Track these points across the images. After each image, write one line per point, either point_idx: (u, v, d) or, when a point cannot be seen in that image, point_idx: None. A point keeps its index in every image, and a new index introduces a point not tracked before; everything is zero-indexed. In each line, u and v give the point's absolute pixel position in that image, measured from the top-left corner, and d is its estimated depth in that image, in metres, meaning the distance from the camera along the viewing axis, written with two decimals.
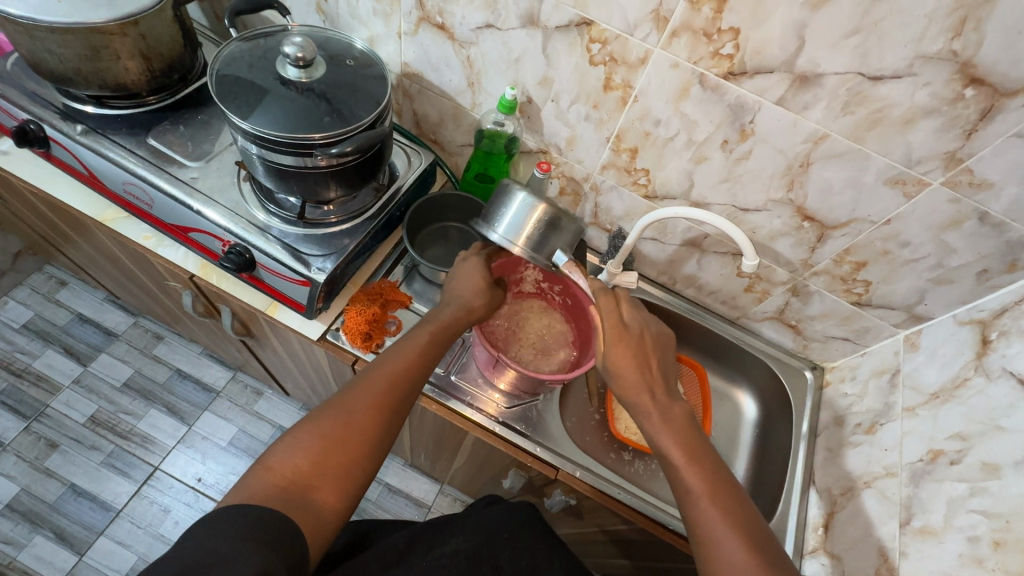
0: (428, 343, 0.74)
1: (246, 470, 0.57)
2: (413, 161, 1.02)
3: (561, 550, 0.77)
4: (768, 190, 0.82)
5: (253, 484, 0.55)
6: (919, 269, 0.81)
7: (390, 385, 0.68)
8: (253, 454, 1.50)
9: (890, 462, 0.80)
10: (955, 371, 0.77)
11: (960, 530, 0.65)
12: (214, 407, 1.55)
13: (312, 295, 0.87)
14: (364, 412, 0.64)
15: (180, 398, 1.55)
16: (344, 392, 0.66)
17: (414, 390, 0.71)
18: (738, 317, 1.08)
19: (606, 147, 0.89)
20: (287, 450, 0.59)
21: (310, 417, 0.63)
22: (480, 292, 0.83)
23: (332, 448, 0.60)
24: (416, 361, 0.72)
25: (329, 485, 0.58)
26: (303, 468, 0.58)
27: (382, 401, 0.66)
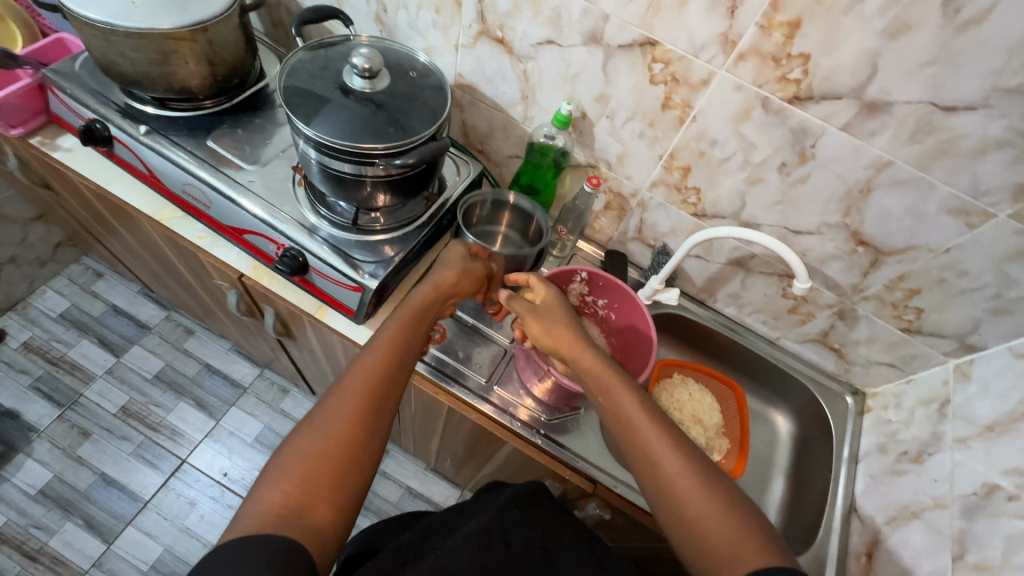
0: (396, 338, 0.74)
1: (237, 511, 0.56)
2: (462, 171, 1.03)
3: (569, 523, 0.76)
4: (823, 214, 0.82)
5: (246, 519, 0.54)
6: (976, 299, 0.80)
7: (367, 385, 0.67)
8: None
9: (939, 493, 0.79)
10: (1012, 404, 0.76)
11: (1021, 569, 0.64)
12: (242, 403, 1.57)
13: (363, 301, 0.88)
14: (342, 419, 0.63)
15: (209, 393, 1.57)
16: (319, 408, 0.65)
17: (394, 386, 0.70)
18: (778, 338, 1.08)
19: (657, 164, 0.90)
20: (274, 479, 0.58)
21: (293, 438, 0.62)
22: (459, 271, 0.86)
23: (318, 464, 0.59)
24: (389, 358, 0.71)
25: (321, 503, 0.57)
26: (292, 494, 0.56)
27: (359, 405, 0.65)
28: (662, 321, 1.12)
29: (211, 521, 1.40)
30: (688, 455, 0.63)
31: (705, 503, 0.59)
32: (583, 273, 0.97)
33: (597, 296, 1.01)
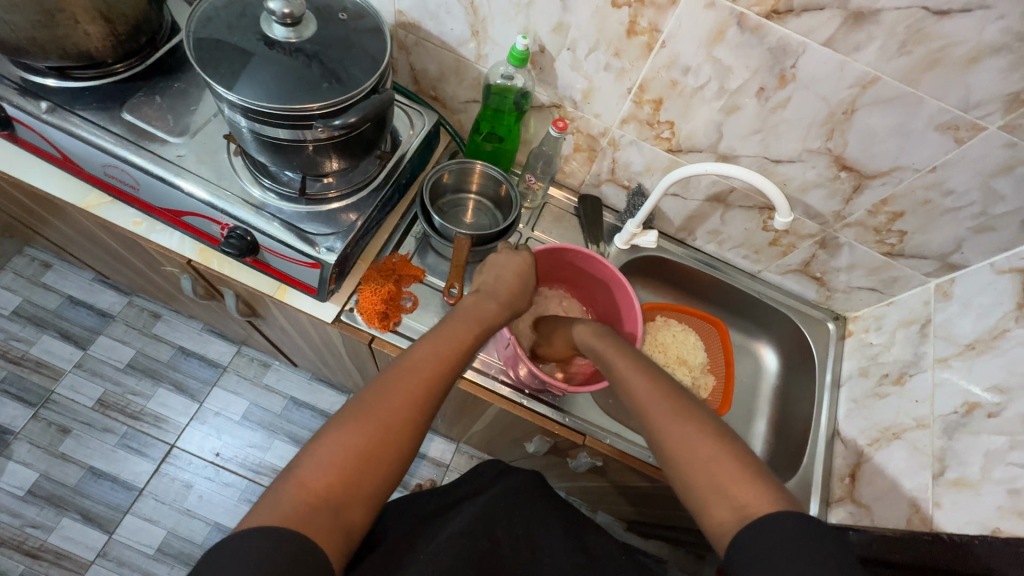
0: (448, 342, 0.70)
1: (272, 487, 0.54)
2: (416, 123, 0.94)
3: (558, 520, 0.76)
4: (805, 139, 0.76)
5: (280, 505, 0.52)
6: (960, 217, 0.77)
7: (426, 380, 0.64)
8: (270, 427, 1.50)
9: (920, 413, 0.80)
10: (993, 321, 0.75)
11: (1000, 483, 0.65)
12: (223, 382, 1.53)
13: (324, 277, 0.82)
14: (385, 415, 0.60)
15: (187, 376, 1.52)
16: (360, 398, 0.62)
17: (449, 386, 0.67)
18: (758, 270, 1.06)
19: (627, 99, 0.83)
20: (314, 463, 0.55)
21: (333, 424, 0.59)
22: (514, 287, 0.81)
23: (366, 461, 0.57)
24: (440, 365, 0.66)
25: (356, 502, 0.55)
26: (335, 485, 0.55)
27: (413, 405, 0.62)
28: (641, 265, 1.09)
29: (210, 501, 1.40)
30: (684, 417, 0.59)
31: (687, 440, 0.56)
32: (577, 255, 0.92)
33: (592, 282, 0.97)
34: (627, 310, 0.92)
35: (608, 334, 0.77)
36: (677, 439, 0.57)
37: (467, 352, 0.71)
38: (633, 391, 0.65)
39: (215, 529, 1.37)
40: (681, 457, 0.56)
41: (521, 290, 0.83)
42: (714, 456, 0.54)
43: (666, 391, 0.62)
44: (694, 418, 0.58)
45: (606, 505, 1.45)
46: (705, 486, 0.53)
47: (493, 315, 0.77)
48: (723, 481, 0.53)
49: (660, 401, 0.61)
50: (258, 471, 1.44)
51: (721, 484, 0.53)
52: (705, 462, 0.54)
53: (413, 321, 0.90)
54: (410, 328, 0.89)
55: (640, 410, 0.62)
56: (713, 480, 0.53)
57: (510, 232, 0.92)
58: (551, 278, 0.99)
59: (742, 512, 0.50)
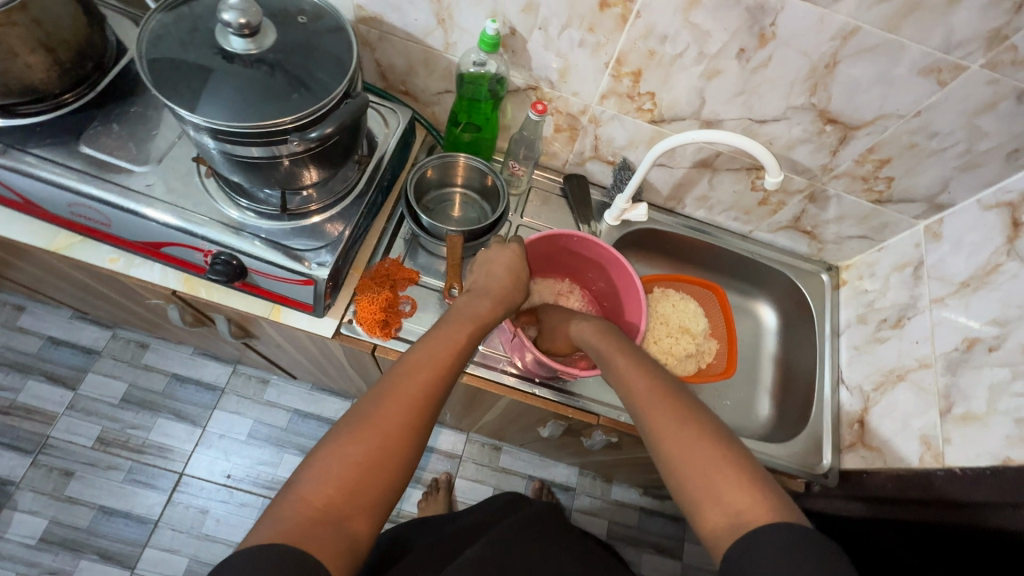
0: (444, 346, 0.68)
1: (273, 501, 0.54)
2: (390, 121, 0.91)
3: (565, 546, 0.77)
4: (788, 97, 0.76)
5: (281, 521, 0.52)
6: (946, 158, 0.78)
7: (425, 385, 0.63)
8: (278, 442, 1.49)
9: (923, 353, 0.82)
10: (986, 258, 0.77)
11: (1007, 414, 0.67)
12: (223, 404, 1.51)
13: (319, 292, 0.80)
14: (381, 424, 0.59)
15: (186, 402, 1.50)
16: (355, 408, 0.61)
17: (447, 391, 0.66)
18: (749, 231, 1.07)
19: (605, 73, 0.81)
20: (312, 477, 0.55)
21: (331, 435, 0.58)
22: (510, 281, 0.80)
23: (365, 471, 0.56)
24: (436, 370, 0.65)
25: (359, 513, 0.55)
26: (336, 497, 0.54)
27: (410, 413, 0.61)
28: (633, 239, 1.09)
29: (228, 522, 1.39)
30: (685, 419, 0.58)
31: (685, 442, 0.56)
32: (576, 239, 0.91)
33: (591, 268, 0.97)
34: (628, 291, 0.92)
35: (617, 335, 0.76)
36: (676, 442, 0.56)
37: (464, 353, 0.70)
38: (637, 394, 0.64)
39: None
40: (679, 459, 0.56)
41: (515, 284, 0.81)
42: (712, 465, 0.54)
43: (668, 396, 0.61)
44: (695, 419, 0.58)
45: (621, 474, 1.48)
46: (700, 490, 0.53)
47: (489, 313, 0.76)
48: (721, 487, 0.52)
49: (661, 403, 0.61)
50: (273, 487, 1.44)
51: (718, 489, 0.52)
52: (701, 472, 0.54)
53: (415, 324, 0.88)
54: (412, 332, 0.88)
55: (642, 410, 0.62)
56: (709, 488, 0.53)
57: (499, 222, 0.90)
58: (547, 266, 0.99)
59: (740, 520, 0.50)
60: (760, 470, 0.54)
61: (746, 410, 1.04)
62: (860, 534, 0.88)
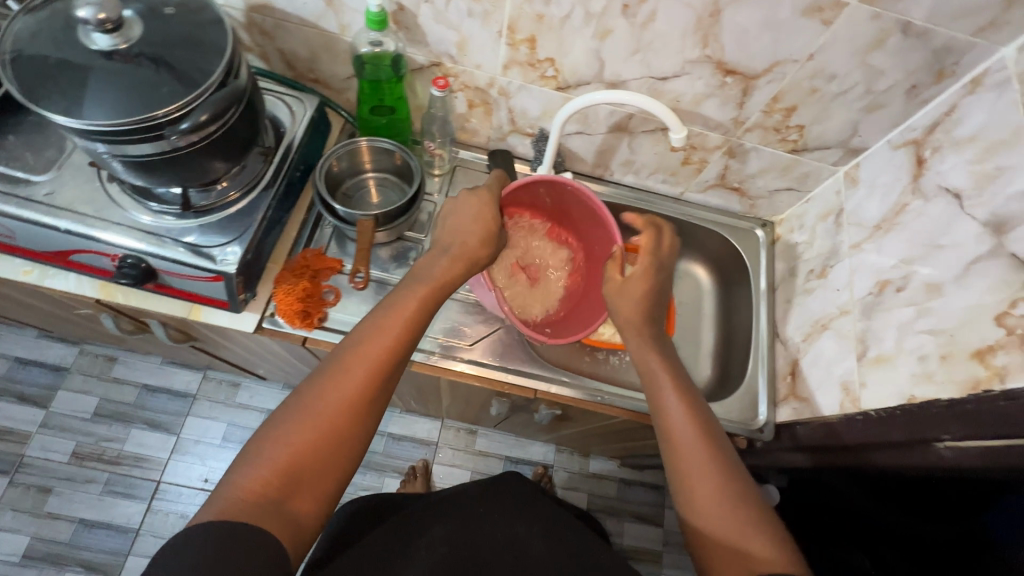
0: (403, 318, 0.65)
1: (219, 481, 0.53)
2: (297, 111, 0.90)
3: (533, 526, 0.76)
4: (682, 51, 0.74)
5: (226, 499, 0.51)
6: (849, 100, 0.77)
7: (375, 365, 0.61)
8: None
9: (843, 300, 0.82)
10: (895, 198, 0.76)
11: (912, 352, 0.67)
12: (196, 410, 1.52)
13: (231, 289, 0.79)
14: (335, 406, 0.57)
15: (158, 411, 1.51)
16: (309, 386, 0.59)
17: (402, 364, 0.64)
18: (680, 193, 1.06)
19: (500, 42, 0.80)
20: (260, 457, 0.54)
21: (283, 415, 0.56)
22: (483, 237, 0.75)
23: (314, 451, 0.55)
24: (392, 346, 0.62)
25: (307, 491, 0.54)
26: (282, 477, 0.53)
27: (362, 391, 0.59)
28: None
29: None
30: (717, 468, 0.61)
31: (720, 495, 0.59)
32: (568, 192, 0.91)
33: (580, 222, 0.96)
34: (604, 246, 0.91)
35: (665, 345, 0.76)
36: (711, 491, 0.60)
37: (419, 324, 0.66)
38: (672, 424, 0.66)
39: None
40: (712, 505, 0.59)
41: (487, 231, 0.76)
42: (739, 522, 0.57)
43: (710, 441, 0.64)
44: (735, 475, 0.61)
45: (590, 447, 1.49)
46: (726, 545, 0.57)
47: (446, 273, 0.72)
48: (745, 544, 0.56)
49: (700, 445, 0.63)
50: None
51: (744, 548, 0.56)
52: (727, 524, 0.57)
53: (340, 313, 0.89)
54: (337, 322, 0.88)
55: (676, 447, 0.64)
56: (736, 543, 0.56)
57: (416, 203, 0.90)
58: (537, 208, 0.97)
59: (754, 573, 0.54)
60: (781, 535, 0.58)
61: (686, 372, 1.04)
62: (814, 481, 0.93)
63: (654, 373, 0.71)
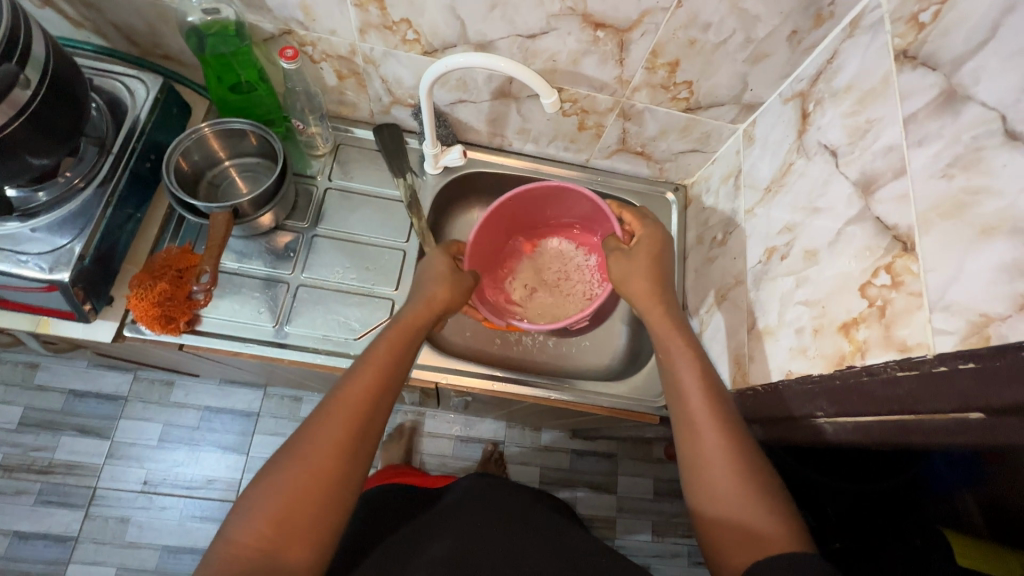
0: (380, 357, 0.62)
1: (210, 547, 0.50)
2: (138, 92, 0.80)
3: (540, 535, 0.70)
4: (541, 4, 0.66)
5: (215, 564, 0.48)
6: (732, 52, 0.70)
7: (363, 399, 0.58)
8: (193, 441, 1.33)
9: (739, 269, 0.77)
10: (783, 158, 0.70)
11: (791, 324, 0.62)
12: (127, 413, 1.32)
13: (69, 298, 0.72)
14: (318, 453, 0.53)
15: (88, 417, 1.31)
16: (295, 436, 0.55)
17: (386, 404, 0.60)
18: (585, 160, 0.99)
19: (346, 4, 0.71)
20: (248, 515, 0.51)
21: (270, 468, 0.53)
22: (445, 281, 0.73)
23: (298, 503, 0.51)
24: (370, 387, 0.59)
25: (298, 543, 0.50)
26: (270, 533, 0.49)
27: (343, 434, 0.55)
28: (466, 185, 1.01)
29: (150, 527, 1.26)
30: (731, 453, 0.55)
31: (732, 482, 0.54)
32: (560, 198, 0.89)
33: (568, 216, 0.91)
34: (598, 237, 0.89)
35: (678, 313, 0.68)
36: (723, 478, 0.54)
37: (399, 365, 0.63)
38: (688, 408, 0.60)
39: (166, 552, 1.25)
40: (721, 497, 0.54)
41: (457, 281, 0.74)
42: (754, 503, 0.52)
43: (728, 424, 0.58)
44: (747, 462, 0.55)
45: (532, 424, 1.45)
46: (738, 539, 0.51)
47: (420, 314, 0.68)
48: (758, 537, 0.50)
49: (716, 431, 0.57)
50: (193, 487, 1.30)
51: (756, 540, 0.50)
52: (739, 508, 0.52)
53: (213, 314, 0.83)
54: (211, 323, 0.83)
55: (690, 428, 0.59)
56: (753, 538, 0.50)
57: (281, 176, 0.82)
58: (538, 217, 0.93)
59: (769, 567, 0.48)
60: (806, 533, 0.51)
61: (601, 348, 1.00)
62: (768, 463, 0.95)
63: (670, 343, 0.65)
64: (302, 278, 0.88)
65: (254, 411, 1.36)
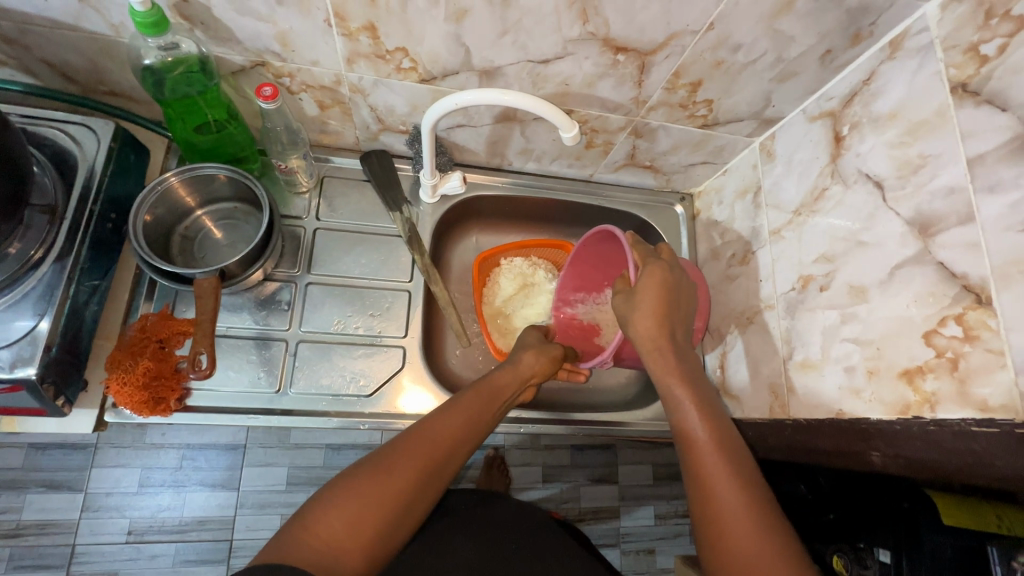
0: (474, 402, 0.62)
1: (281, 529, 0.47)
2: (89, 143, 0.69)
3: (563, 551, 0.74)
4: (559, 30, 0.60)
5: (283, 547, 0.45)
6: (759, 71, 0.65)
7: (452, 437, 0.57)
8: (180, 483, 1.11)
9: (766, 293, 0.75)
10: (813, 181, 0.67)
11: (838, 362, 0.61)
12: (100, 460, 1.09)
13: (38, 396, 0.62)
14: (403, 472, 0.51)
15: (54, 470, 1.07)
16: (378, 452, 0.54)
17: (466, 451, 0.58)
18: (590, 174, 0.94)
19: (333, 33, 0.61)
20: (328, 509, 0.48)
21: (353, 471, 0.51)
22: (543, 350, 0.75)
23: (371, 514, 0.48)
24: (459, 430, 0.58)
25: (358, 549, 0.47)
26: (340, 535, 0.47)
27: (427, 468, 0.53)
28: (464, 209, 0.94)
29: None
30: (742, 499, 0.55)
31: (744, 530, 0.53)
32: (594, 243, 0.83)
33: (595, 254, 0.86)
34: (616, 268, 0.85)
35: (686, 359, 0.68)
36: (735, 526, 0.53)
37: (486, 420, 0.62)
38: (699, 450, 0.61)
39: None
40: (733, 544, 0.53)
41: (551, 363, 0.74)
42: (770, 560, 0.50)
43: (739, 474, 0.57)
44: (761, 510, 0.54)
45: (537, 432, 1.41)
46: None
47: (512, 370, 0.70)
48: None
49: (730, 480, 0.57)
50: (185, 530, 1.10)
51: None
52: (752, 552, 0.51)
53: (205, 385, 0.75)
54: (204, 396, 0.74)
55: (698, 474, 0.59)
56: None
57: (269, 224, 0.73)
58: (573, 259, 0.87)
59: None
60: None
61: (617, 369, 0.98)
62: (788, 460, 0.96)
63: (676, 393, 0.65)
64: (301, 332, 0.80)
65: (240, 443, 1.15)
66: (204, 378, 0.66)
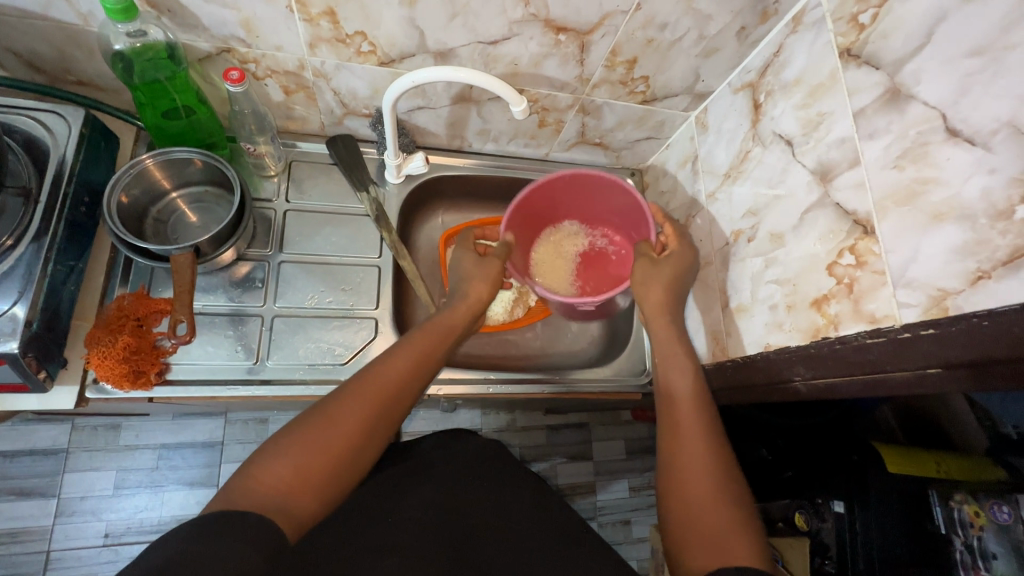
0: (418, 350, 0.66)
1: (229, 479, 0.50)
2: (60, 130, 0.72)
3: (524, 489, 0.77)
4: (504, 12, 0.66)
5: (234, 493, 0.47)
6: (686, 48, 0.73)
7: (397, 380, 0.61)
8: (157, 484, 1.12)
9: (706, 251, 0.83)
10: (739, 145, 0.75)
11: (764, 302, 0.69)
12: (72, 464, 1.10)
13: (20, 368, 0.64)
14: (351, 416, 0.55)
15: (25, 477, 1.07)
16: (327, 402, 0.57)
17: (412, 396, 0.63)
18: (545, 154, 1.00)
19: (294, 19, 0.66)
20: (275, 457, 0.51)
21: (296, 424, 0.54)
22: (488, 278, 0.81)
23: (325, 457, 0.52)
24: (403, 375, 0.62)
25: (312, 491, 0.50)
26: (294, 479, 0.50)
27: (373, 412, 0.57)
28: (428, 190, 0.99)
29: None
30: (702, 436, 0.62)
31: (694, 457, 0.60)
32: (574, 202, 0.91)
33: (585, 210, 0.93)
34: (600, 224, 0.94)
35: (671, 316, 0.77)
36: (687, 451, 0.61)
37: (430, 365, 0.67)
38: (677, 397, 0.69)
39: None
40: (681, 467, 0.60)
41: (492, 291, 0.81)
42: (702, 478, 0.57)
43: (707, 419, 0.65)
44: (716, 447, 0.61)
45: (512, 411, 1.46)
46: (681, 496, 0.57)
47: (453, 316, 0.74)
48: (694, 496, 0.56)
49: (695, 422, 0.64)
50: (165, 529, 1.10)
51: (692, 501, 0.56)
52: (694, 472, 0.58)
53: (185, 360, 0.78)
54: (185, 370, 0.78)
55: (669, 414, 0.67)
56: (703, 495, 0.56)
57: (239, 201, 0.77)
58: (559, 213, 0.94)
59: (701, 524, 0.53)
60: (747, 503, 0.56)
61: (580, 334, 1.04)
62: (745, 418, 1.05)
63: (665, 347, 0.75)
64: (276, 307, 0.84)
65: (218, 440, 1.16)
66: (183, 343, 0.70)
